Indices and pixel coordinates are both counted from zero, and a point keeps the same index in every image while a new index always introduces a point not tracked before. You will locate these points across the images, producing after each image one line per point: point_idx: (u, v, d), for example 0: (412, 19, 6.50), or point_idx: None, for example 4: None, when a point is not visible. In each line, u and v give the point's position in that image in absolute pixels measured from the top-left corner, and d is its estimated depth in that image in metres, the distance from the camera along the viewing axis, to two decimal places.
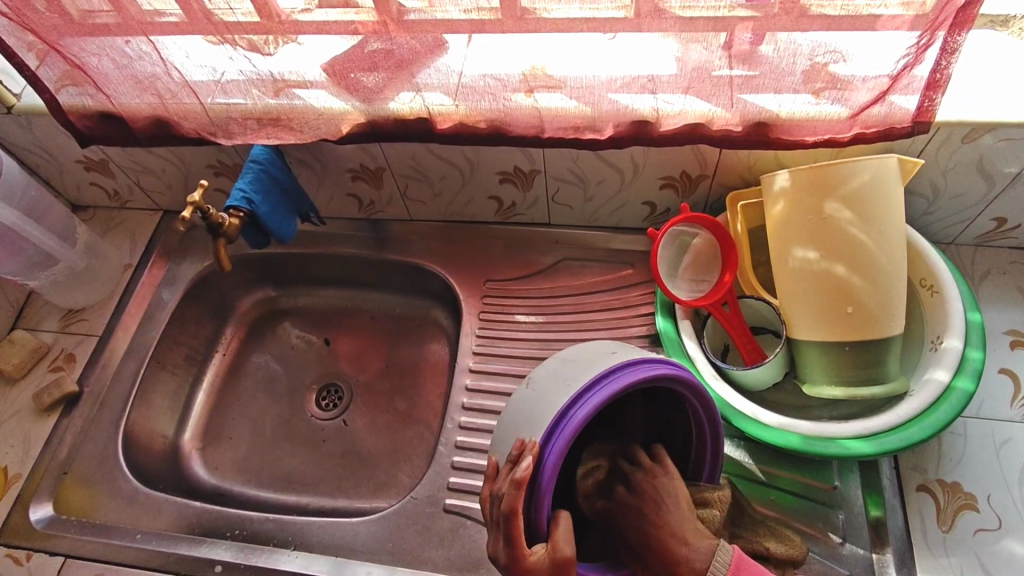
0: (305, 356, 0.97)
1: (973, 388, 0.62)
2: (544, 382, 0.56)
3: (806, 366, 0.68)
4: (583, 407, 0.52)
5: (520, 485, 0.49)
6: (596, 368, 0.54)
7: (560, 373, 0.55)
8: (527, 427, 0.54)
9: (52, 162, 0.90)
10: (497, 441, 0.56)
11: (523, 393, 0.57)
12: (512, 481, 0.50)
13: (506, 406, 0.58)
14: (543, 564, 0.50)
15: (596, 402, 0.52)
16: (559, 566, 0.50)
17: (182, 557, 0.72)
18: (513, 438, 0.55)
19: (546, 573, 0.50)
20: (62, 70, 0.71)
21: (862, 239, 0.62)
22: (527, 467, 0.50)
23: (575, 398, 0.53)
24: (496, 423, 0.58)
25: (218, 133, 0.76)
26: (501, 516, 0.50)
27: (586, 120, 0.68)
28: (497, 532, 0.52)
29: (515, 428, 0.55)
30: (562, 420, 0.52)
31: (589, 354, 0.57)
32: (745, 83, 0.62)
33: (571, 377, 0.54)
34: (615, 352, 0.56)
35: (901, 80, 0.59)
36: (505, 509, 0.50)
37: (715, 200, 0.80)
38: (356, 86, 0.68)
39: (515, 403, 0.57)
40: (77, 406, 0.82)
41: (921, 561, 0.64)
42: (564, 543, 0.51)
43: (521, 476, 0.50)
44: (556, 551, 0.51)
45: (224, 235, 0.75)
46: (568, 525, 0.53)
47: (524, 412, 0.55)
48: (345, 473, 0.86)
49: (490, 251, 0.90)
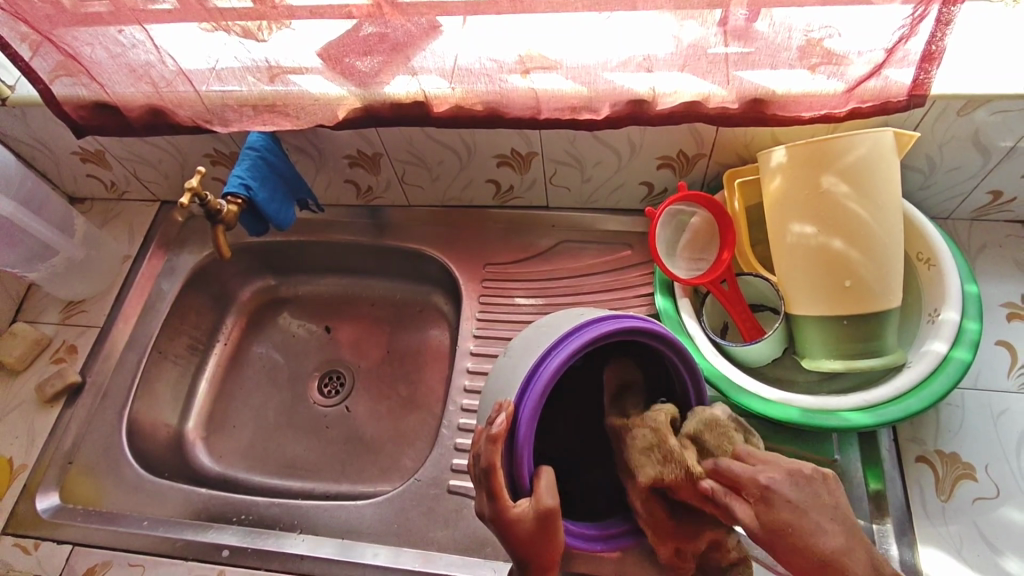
0: (306, 344, 0.98)
1: (970, 358, 0.63)
2: (520, 349, 0.57)
3: (805, 340, 0.69)
4: (553, 362, 0.53)
5: (495, 439, 0.51)
6: (567, 326, 0.55)
7: (533, 339, 0.57)
8: (504, 392, 0.55)
9: (48, 154, 0.89)
10: (481, 412, 0.58)
11: (503, 362, 0.58)
12: (488, 437, 0.51)
13: (488, 379, 0.59)
14: (527, 516, 0.51)
15: (565, 356, 0.53)
16: (543, 517, 0.51)
17: (189, 542, 0.72)
18: (493, 403, 0.56)
19: (532, 524, 0.51)
20: (55, 60, 0.70)
21: (859, 212, 0.63)
22: (502, 422, 0.51)
23: (545, 356, 0.54)
24: (482, 397, 0.59)
25: (214, 121, 0.76)
26: (481, 473, 0.52)
27: (582, 101, 0.68)
28: (481, 490, 0.53)
29: (496, 395, 0.56)
30: (533, 378, 0.53)
31: (559, 317, 0.58)
32: (740, 60, 0.62)
33: (544, 338, 0.56)
34: (584, 312, 0.57)
35: (896, 53, 0.59)
36: (484, 465, 0.51)
37: (713, 179, 0.80)
38: (351, 71, 0.68)
39: (494, 374, 0.58)
40: (80, 397, 0.83)
41: (920, 530, 0.65)
42: (547, 493, 0.51)
43: (496, 432, 0.51)
44: (539, 503, 0.51)
45: (222, 221, 0.74)
46: (551, 478, 0.53)
47: (503, 379, 0.56)
48: (349, 459, 0.86)
49: (489, 236, 0.91)
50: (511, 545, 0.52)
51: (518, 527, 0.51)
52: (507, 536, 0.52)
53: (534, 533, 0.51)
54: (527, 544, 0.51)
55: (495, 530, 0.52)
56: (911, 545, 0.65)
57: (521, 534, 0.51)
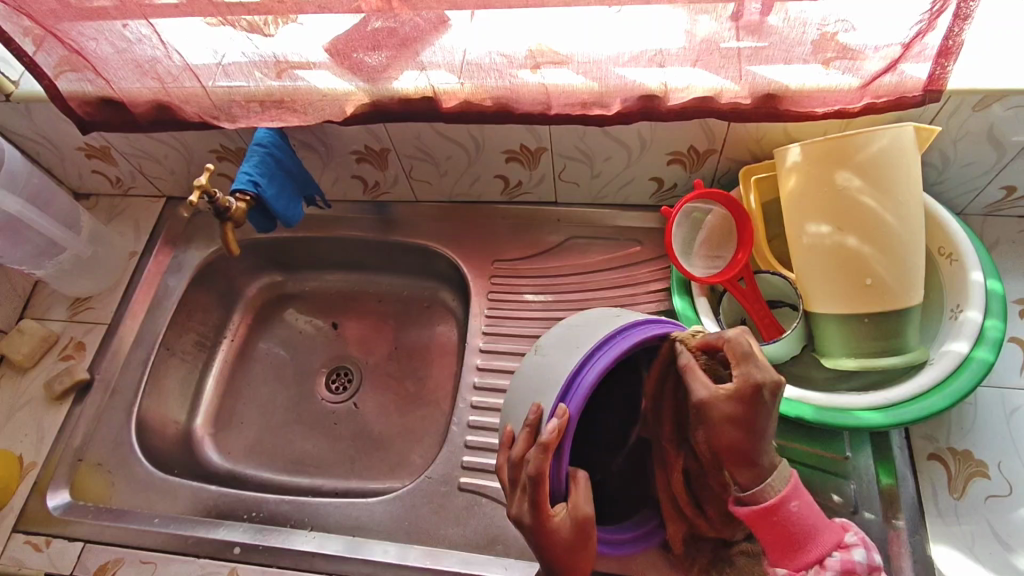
0: (313, 340, 0.97)
1: (992, 357, 0.62)
2: (552, 347, 0.56)
3: (825, 339, 0.69)
4: (593, 370, 0.52)
5: (547, 449, 0.49)
6: (603, 330, 0.54)
7: (568, 339, 0.55)
8: (541, 394, 0.53)
9: (53, 150, 0.89)
10: (511, 411, 0.56)
11: (532, 359, 0.57)
12: (538, 446, 0.49)
13: (517, 376, 0.57)
14: (567, 525, 0.51)
15: (604, 363, 0.51)
16: (582, 525, 0.51)
17: (200, 540, 0.73)
18: (525, 405, 0.55)
19: (571, 533, 0.51)
20: (60, 55, 0.70)
21: (874, 207, 0.63)
22: (554, 431, 0.49)
23: (582, 362, 0.52)
24: (507, 392, 0.58)
25: (221, 117, 0.76)
26: (528, 481, 0.50)
27: (593, 96, 0.68)
28: (522, 495, 0.52)
29: (527, 394, 0.55)
30: (574, 383, 0.52)
31: (593, 318, 0.57)
32: (754, 55, 0.61)
33: (578, 341, 0.54)
34: (621, 314, 0.56)
35: (913, 48, 0.58)
36: (533, 473, 0.50)
37: (723, 175, 0.79)
38: (359, 66, 0.67)
39: (525, 372, 0.57)
40: (89, 393, 0.83)
41: (933, 528, 0.65)
42: (584, 501, 0.52)
43: (548, 440, 0.49)
44: (578, 511, 0.52)
45: (231, 219, 0.74)
46: (587, 483, 0.53)
47: (535, 378, 0.55)
48: (358, 455, 0.86)
49: (497, 232, 0.90)
50: (544, 552, 0.52)
51: (556, 537, 0.51)
52: (543, 544, 0.51)
53: (572, 542, 0.51)
54: (563, 555, 0.51)
55: (529, 536, 0.52)
56: (924, 542, 0.65)
57: (557, 544, 0.51)
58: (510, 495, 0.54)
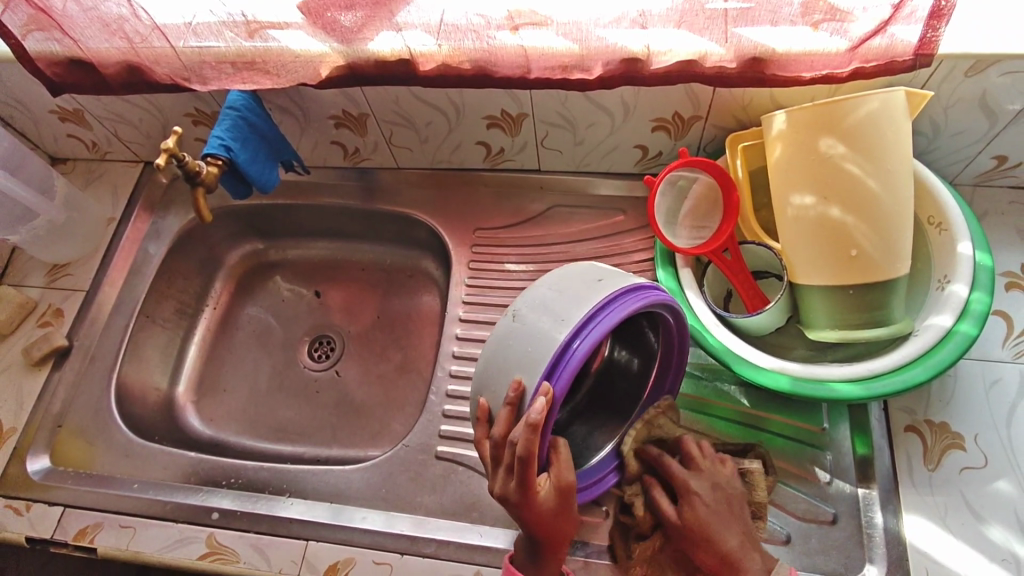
0: (296, 308, 0.97)
1: (976, 331, 0.62)
2: (529, 314, 0.53)
3: (809, 310, 0.68)
4: (582, 344, 0.50)
5: (536, 429, 0.47)
6: (589, 299, 0.52)
7: (547, 305, 0.53)
8: (523, 367, 0.52)
9: (26, 114, 0.87)
10: (488, 381, 0.54)
11: (509, 327, 0.54)
12: (526, 426, 0.48)
13: (491, 341, 0.55)
14: (551, 494, 0.53)
15: (594, 338, 0.50)
16: (564, 491, 0.53)
17: (179, 505, 0.73)
18: (504, 379, 0.53)
19: (554, 500, 0.53)
20: (27, 14, 0.67)
21: (860, 175, 0.61)
22: (542, 410, 0.48)
23: (570, 336, 0.50)
24: (480, 356, 0.56)
25: (192, 79, 0.73)
26: (517, 462, 0.49)
27: (574, 59, 0.65)
28: (507, 473, 0.51)
29: (506, 364, 0.53)
30: (563, 356, 0.50)
31: (573, 282, 0.54)
32: (740, 16, 0.59)
33: (561, 311, 0.52)
34: (602, 278, 0.54)
35: (903, 9, 0.56)
36: (521, 453, 0.48)
37: (708, 142, 0.77)
38: (333, 25, 0.65)
39: (501, 339, 0.54)
40: (68, 360, 0.82)
41: (906, 498, 0.65)
42: (566, 470, 0.54)
43: (536, 420, 0.47)
44: (561, 480, 0.53)
45: (202, 183, 0.72)
46: (567, 450, 0.55)
47: (516, 350, 0.53)
48: (339, 423, 0.86)
49: (479, 200, 0.89)
50: (530, 523, 0.53)
51: (542, 508, 0.52)
52: (527, 517, 0.52)
53: (556, 510, 0.53)
54: (546, 522, 0.53)
55: (513, 510, 0.52)
56: (896, 512, 0.65)
57: (544, 512, 0.52)
58: (492, 471, 0.53)
